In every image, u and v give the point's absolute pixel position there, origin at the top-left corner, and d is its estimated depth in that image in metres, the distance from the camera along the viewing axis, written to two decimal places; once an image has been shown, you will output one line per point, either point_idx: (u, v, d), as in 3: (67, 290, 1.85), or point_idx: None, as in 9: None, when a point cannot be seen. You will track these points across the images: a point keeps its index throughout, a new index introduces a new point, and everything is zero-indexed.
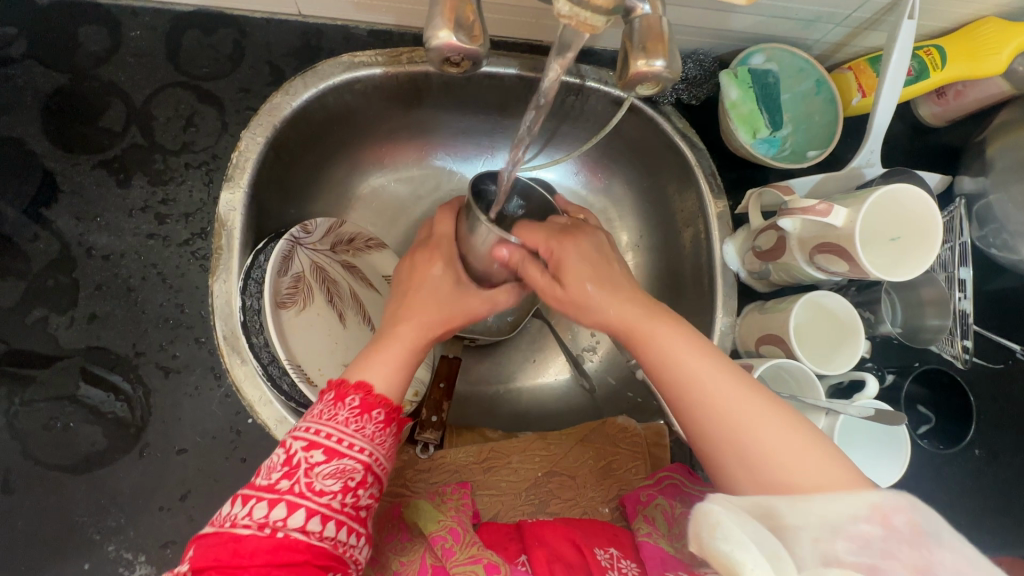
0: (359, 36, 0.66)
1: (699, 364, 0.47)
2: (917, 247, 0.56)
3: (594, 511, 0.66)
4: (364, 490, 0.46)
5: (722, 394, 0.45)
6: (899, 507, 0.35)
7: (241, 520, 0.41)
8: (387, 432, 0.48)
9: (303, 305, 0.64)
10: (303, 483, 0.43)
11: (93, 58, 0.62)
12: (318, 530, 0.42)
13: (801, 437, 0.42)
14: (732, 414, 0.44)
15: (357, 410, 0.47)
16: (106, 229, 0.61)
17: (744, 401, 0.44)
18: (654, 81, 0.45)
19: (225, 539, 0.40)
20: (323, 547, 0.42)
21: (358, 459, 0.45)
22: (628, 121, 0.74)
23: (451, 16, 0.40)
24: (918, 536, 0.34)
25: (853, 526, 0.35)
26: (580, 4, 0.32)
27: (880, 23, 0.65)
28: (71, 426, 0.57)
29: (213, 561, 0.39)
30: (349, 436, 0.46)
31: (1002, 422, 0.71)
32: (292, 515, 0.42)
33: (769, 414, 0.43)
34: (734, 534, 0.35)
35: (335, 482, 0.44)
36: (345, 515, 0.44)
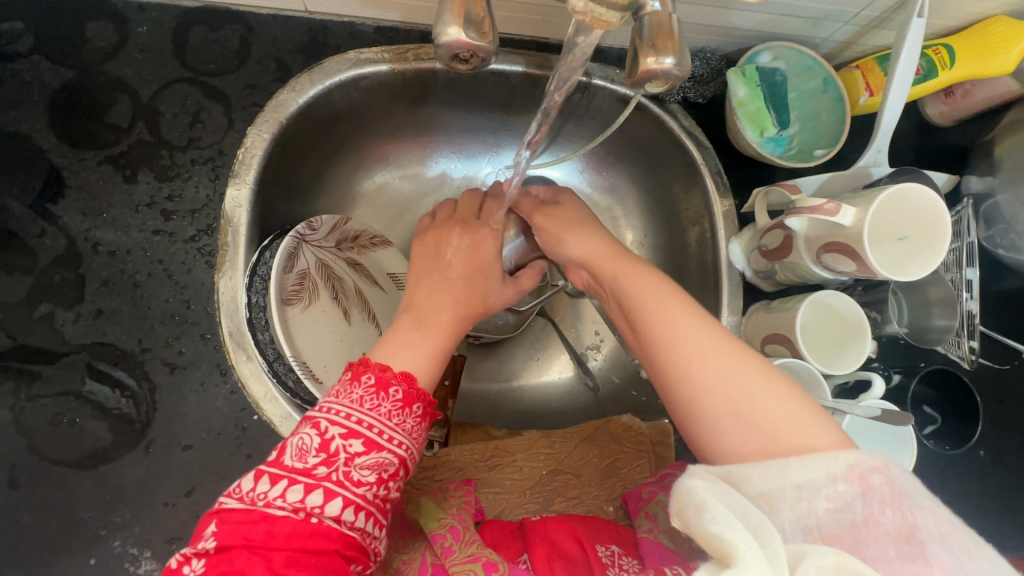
0: (365, 32, 0.66)
1: (681, 324, 0.48)
2: (926, 247, 0.56)
3: (598, 510, 0.66)
4: (395, 485, 0.45)
5: (706, 346, 0.45)
6: (876, 467, 0.35)
7: (275, 501, 0.40)
8: (423, 429, 0.47)
9: (308, 303, 0.64)
10: (341, 472, 0.42)
11: (100, 54, 0.62)
12: (349, 520, 0.41)
13: (783, 390, 0.42)
14: (715, 364, 0.44)
15: (399, 404, 0.45)
16: (112, 225, 0.61)
17: (728, 354, 0.45)
18: (664, 79, 0.45)
19: (255, 518, 0.39)
20: (352, 538, 0.41)
21: (396, 454, 0.44)
22: (635, 119, 0.74)
23: (461, 12, 0.40)
24: (898, 496, 0.34)
25: (831, 488, 0.35)
26: (594, 0, 0.32)
27: (889, 22, 0.65)
28: (77, 421, 0.58)
29: (241, 539, 0.38)
30: (389, 429, 0.44)
31: (1007, 423, 0.71)
32: (329, 502, 0.41)
33: (751, 366, 0.44)
34: (722, 514, 0.34)
35: (371, 473, 0.43)
36: (375, 507, 0.43)
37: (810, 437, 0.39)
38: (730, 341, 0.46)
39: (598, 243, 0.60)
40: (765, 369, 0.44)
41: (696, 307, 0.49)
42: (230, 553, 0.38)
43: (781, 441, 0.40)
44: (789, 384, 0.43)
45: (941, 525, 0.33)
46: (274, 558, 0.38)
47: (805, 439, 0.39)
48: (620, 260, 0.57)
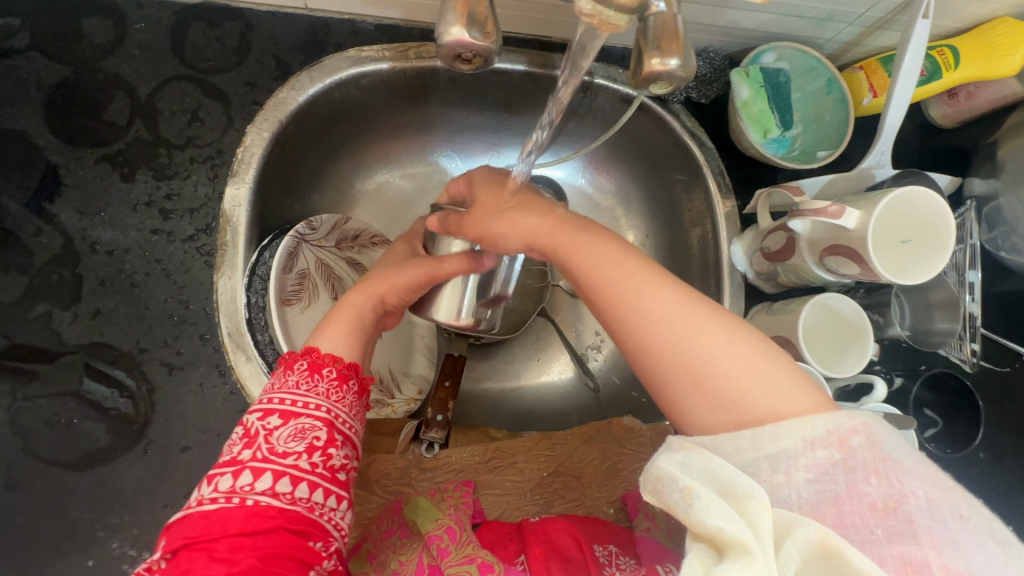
0: (366, 30, 0.65)
1: (639, 283, 0.44)
2: (928, 249, 0.56)
3: (598, 511, 0.66)
4: (334, 450, 0.45)
5: (666, 310, 0.42)
6: (856, 429, 0.35)
7: (207, 497, 0.41)
8: (343, 389, 0.48)
9: (308, 303, 0.65)
10: (264, 449, 0.43)
11: (98, 51, 0.61)
12: (288, 492, 0.42)
13: (748, 349, 0.40)
14: (677, 329, 0.41)
15: (306, 372, 0.48)
16: (109, 224, 0.60)
17: (689, 316, 0.41)
18: (668, 81, 0.44)
19: (195, 518, 0.40)
20: (298, 510, 0.42)
21: (316, 417, 0.45)
22: (636, 120, 0.73)
23: (463, 11, 0.39)
24: (881, 462, 0.34)
25: (810, 456, 0.35)
26: (604, 3, 0.31)
27: (893, 22, 0.65)
28: (75, 422, 0.57)
29: (184, 541, 0.39)
30: (302, 396, 0.46)
31: (1008, 425, 0.71)
32: (259, 479, 0.41)
33: (715, 326, 0.41)
34: (716, 505, 0.33)
35: (297, 443, 0.44)
36: (317, 476, 0.43)
37: (779, 400, 0.38)
38: (690, 301, 0.42)
39: (527, 218, 0.52)
40: (727, 327, 0.41)
41: (650, 264, 0.45)
42: (180, 554, 0.39)
43: (748, 407, 0.38)
44: (752, 339, 0.41)
45: (927, 490, 0.33)
46: (218, 545, 0.39)
47: (774, 402, 0.38)
48: (558, 221, 0.50)
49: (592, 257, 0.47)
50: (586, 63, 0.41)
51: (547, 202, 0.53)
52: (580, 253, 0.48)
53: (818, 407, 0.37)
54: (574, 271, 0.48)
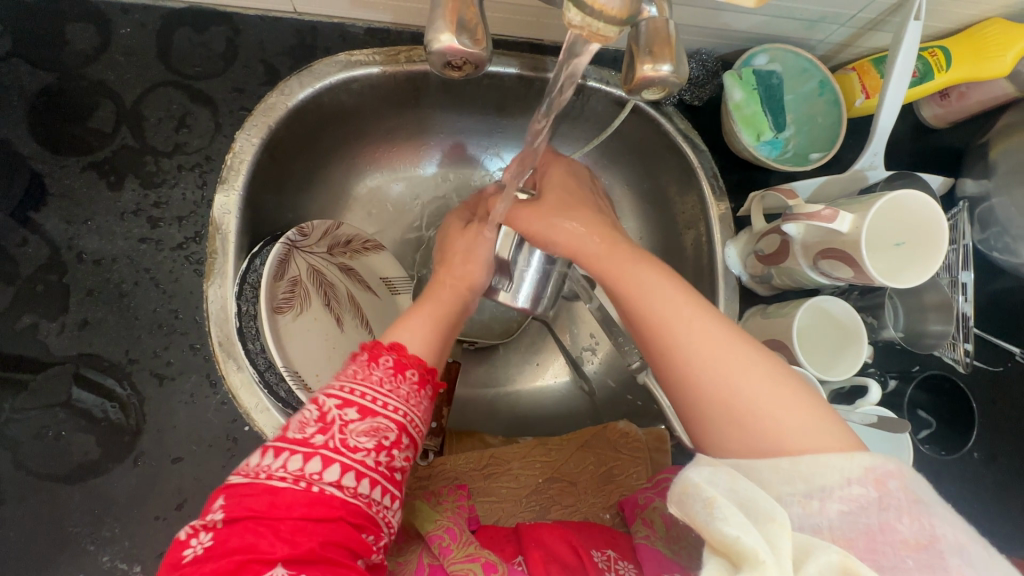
0: (355, 34, 0.65)
1: (680, 313, 0.44)
2: (924, 251, 0.56)
3: (595, 517, 0.66)
4: (399, 451, 0.44)
5: (711, 340, 0.42)
6: (892, 471, 0.34)
7: (276, 473, 0.39)
8: (422, 393, 0.46)
9: (300, 310, 0.63)
10: (338, 439, 0.41)
11: (81, 57, 0.60)
12: (352, 486, 0.40)
13: (788, 387, 0.40)
14: (717, 363, 0.41)
15: (391, 370, 0.45)
16: (96, 233, 0.59)
17: (732, 347, 0.42)
18: (661, 86, 0.44)
19: (260, 491, 0.39)
20: (357, 505, 0.40)
21: (392, 418, 0.44)
22: (631, 122, 0.73)
23: (453, 18, 0.39)
24: (913, 504, 0.33)
25: (845, 490, 0.34)
26: (593, 14, 0.31)
27: (885, 24, 0.65)
28: (64, 435, 0.57)
29: (246, 511, 0.38)
30: (382, 395, 0.44)
31: (1001, 425, 0.71)
32: (327, 469, 0.40)
33: (756, 361, 0.41)
34: (734, 516, 0.33)
35: (369, 440, 0.42)
36: (379, 474, 0.42)
37: (815, 438, 0.37)
38: (734, 334, 0.43)
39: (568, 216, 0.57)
40: (768, 365, 0.41)
41: (693, 294, 0.46)
42: (239, 525, 0.38)
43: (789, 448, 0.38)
44: (792, 379, 0.41)
45: (959, 536, 0.32)
46: (281, 526, 0.37)
47: (813, 440, 0.37)
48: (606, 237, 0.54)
49: (636, 285, 0.48)
50: (573, 65, 0.43)
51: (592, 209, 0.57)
52: (622, 274, 0.50)
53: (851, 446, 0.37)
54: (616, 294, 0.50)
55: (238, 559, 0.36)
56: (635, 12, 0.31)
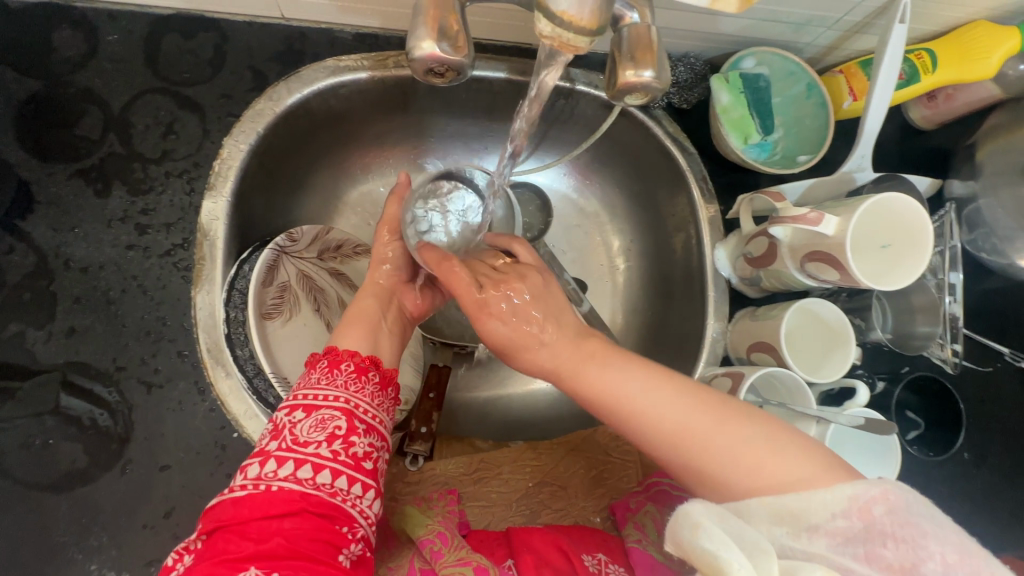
0: (343, 39, 0.65)
1: (637, 393, 0.46)
2: (907, 255, 0.56)
3: (586, 521, 0.66)
4: (356, 438, 0.47)
5: (684, 415, 0.43)
6: (877, 497, 0.33)
7: (239, 484, 0.43)
8: (363, 379, 0.51)
9: (289, 316, 0.64)
10: (288, 440, 0.45)
11: (68, 64, 0.60)
12: (310, 477, 0.43)
13: (758, 435, 0.41)
14: (685, 438, 0.43)
15: (326, 368, 0.50)
16: (83, 240, 0.59)
17: (692, 416, 0.43)
18: (643, 92, 0.44)
19: (227, 503, 0.42)
20: (320, 495, 0.43)
21: (336, 408, 0.47)
22: (619, 125, 0.73)
23: (434, 26, 0.39)
24: (900, 527, 0.32)
25: (831, 524, 0.34)
26: (563, 25, 0.32)
27: (871, 26, 0.65)
28: (51, 443, 0.56)
29: (218, 523, 0.41)
30: (321, 389, 0.48)
31: (990, 425, 0.72)
32: (282, 467, 0.43)
33: (734, 423, 0.42)
34: (715, 532, 0.34)
35: (317, 433, 0.45)
36: (339, 464, 0.45)
37: (794, 473, 0.38)
38: (707, 400, 0.44)
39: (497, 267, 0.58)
40: (729, 419, 0.42)
41: (645, 366, 0.48)
42: (215, 536, 0.41)
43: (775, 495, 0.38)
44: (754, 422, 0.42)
45: (945, 551, 0.31)
46: (248, 528, 0.40)
47: (792, 477, 0.38)
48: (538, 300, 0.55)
49: (605, 368, 0.48)
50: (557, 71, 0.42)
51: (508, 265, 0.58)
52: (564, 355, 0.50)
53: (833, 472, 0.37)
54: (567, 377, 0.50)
55: (212, 563, 0.39)
56: (605, 21, 0.32)
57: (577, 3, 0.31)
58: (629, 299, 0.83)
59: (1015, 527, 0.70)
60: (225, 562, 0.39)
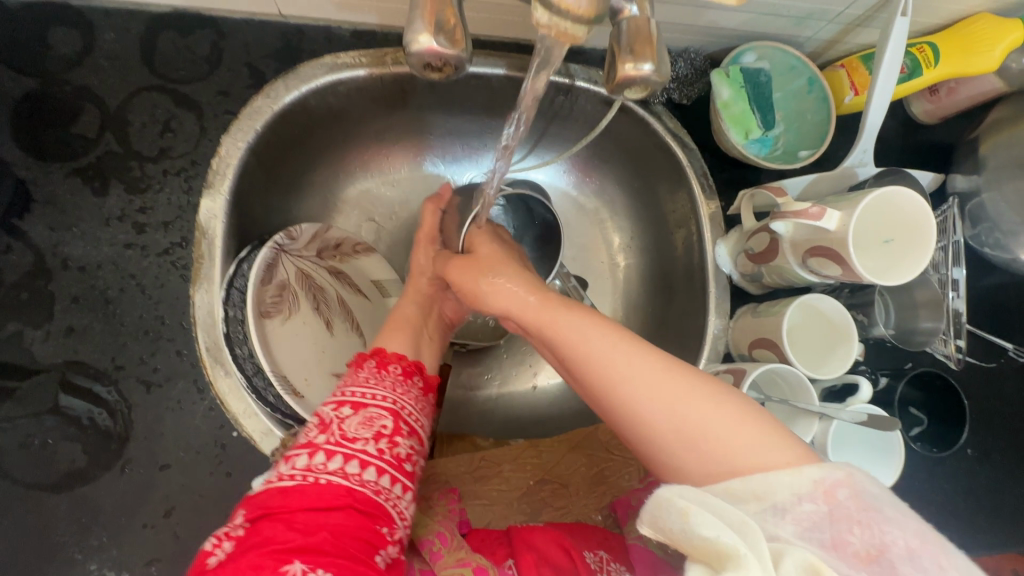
0: (341, 36, 0.64)
1: (611, 351, 0.45)
2: (909, 250, 0.55)
3: (587, 519, 0.65)
4: (399, 439, 0.48)
5: (646, 380, 0.42)
6: (841, 480, 0.34)
7: (287, 474, 0.43)
8: (407, 383, 0.53)
9: (288, 314, 0.63)
10: (338, 433, 0.45)
11: (65, 62, 0.60)
12: (358, 473, 0.44)
13: (728, 406, 0.40)
14: (656, 396, 0.41)
15: (375, 368, 0.52)
16: (81, 239, 0.59)
17: (665, 378, 0.42)
18: (643, 86, 0.43)
19: (274, 492, 0.41)
20: (365, 493, 0.43)
21: (384, 408, 0.49)
22: (619, 121, 0.73)
23: (431, 19, 0.39)
24: (864, 511, 0.32)
25: (797, 508, 0.33)
26: (560, 14, 0.31)
27: (872, 20, 0.64)
28: (50, 443, 0.56)
29: (263, 510, 0.40)
30: (371, 388, 0.50)
31: (993, 421, 0.72)
32: (331, 459, 0.43)
33: (695, 391, 0.41)
34: (708, 516, 0.32)
35: (366, 430, 0.46)
36: (384, 462, 0.46)
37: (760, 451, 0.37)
38: (672, 365, 0.43)
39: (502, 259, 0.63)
40: (702, 387, 0.41)
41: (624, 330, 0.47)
42: (259, 524, 0.40)
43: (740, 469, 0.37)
44: (726, 393, 0.41)
45: (908, 537, 0.32)
46: (294, 518, 0.40)
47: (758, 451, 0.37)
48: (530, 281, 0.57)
49: (572, 335, 0.48)
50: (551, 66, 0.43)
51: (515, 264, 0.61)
52: (559, 327, 0.50)
53: (802, 459, 0.36)
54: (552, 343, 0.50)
55: (258, 551, 0.38)
56: (603, 11, 0.32)
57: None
58: (630, 296, 0.83)
59: (1017, 522, 0.70)
60: (270, 551, 0.38)
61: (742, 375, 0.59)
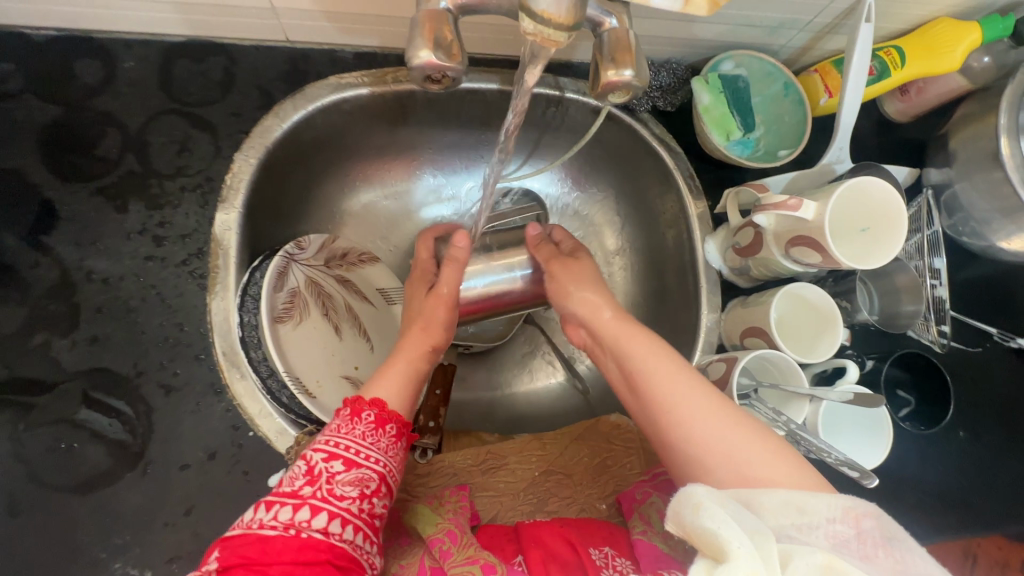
0: (344, 58, 0.69)
1: (674, 377, 0.54)
2: (886, 236, 0.58)
3: (591, 508, 0.68)
4: (378, 500, 0.49)
5: (709, 408, 0.50)
6: (868, 513, 0.39)
7: (268, 522, 0.44)
8: (398, 446, 0.53)
9: (299, 319, 0.66)
10: (325, 489, 0.47)
11: (88, 90, 0.64)
12: (338, 532, 0.45)
13: (773, 447, 0.47)
14: (715, 420, 0.49)
15: (372, 425, 0.51)
16: (104, 253, 0.63)
17: (724, 411, 0.50)
18: (625, 90, 0.47)
19: (252, 540, 0.43)
20: (344, 549, 0.45)
21: (375, 469, 0.50)
22: (608, 129, 0.77)
23: (430, 37, 0.42)
24: (887, 539, 0.38)
25: (830, 526, 0.39)
26: (543, 22, 0.35)
27: (840, 27, 0.69)
28: (74, 447, 0.58)
29: (238, 558, 0.42)
30: (366, 448, 0.50)
31: (981, 403, 0.75)
32: (315, 517, 0.45)
33: (747, 423, 0.49)
34: (716, 512, 0.38)
35: (353, 488, 0.48)
36: (361, 521, 0.47)
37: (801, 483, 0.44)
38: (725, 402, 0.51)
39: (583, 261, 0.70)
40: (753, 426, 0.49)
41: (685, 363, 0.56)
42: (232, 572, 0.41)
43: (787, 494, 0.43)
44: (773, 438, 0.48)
45: (929, 567, 0.37)
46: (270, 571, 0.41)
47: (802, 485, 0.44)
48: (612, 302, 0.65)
49: (643, 350, 0.58)
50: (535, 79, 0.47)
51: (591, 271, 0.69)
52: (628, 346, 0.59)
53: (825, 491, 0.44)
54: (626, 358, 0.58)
55: None
56: (582, 18, 0.36)
57: (555, 2, 0.34)
58: (625, 295, 0.85)
59: (1013, 501, 0.72)
60: None
61: (734, 361, 0.63)
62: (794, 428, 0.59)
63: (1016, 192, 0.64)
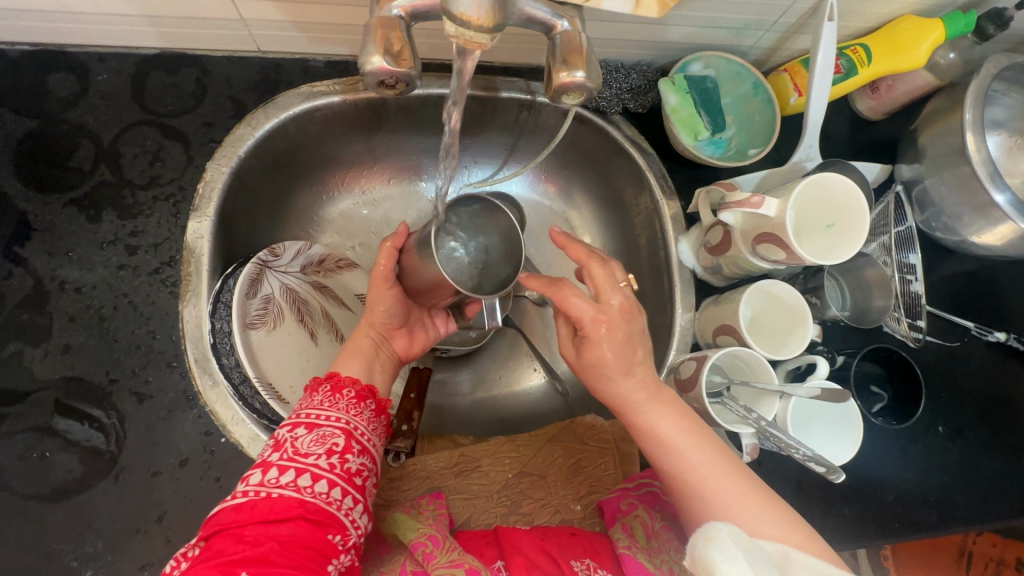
0: (316, 67, 0.70)
1: (702, 458, 0.52)
2: (845, 237, 0.59)
3: (566, 510, 0.68)
4: (350, 456, 0.50)
5: (731, 497, 0.49)
6: None
7: (239, 490, 0.45)
8: (361, 406, 0.54)
9: (272, 326, 0.66)
10: (290, 450, 0.47)
11: (63, 103, 0.65)
12: (308, 487, 0.46)
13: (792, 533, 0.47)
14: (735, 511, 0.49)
15: (329, 392, 0.53)
16: (77, 263, 0.63)
17: (745, 499, 0.49)
18: (579, 92, 0.47)
19: (227, 510, 0.44)
20: (316, 503, 0.45)
21: (336, 427, 0.50)
22: (580, 131, 0.77)
23: (381, 44, 0.43)
24: None
25: None
26: (463, 25, 0.36)
27: (805, 26, 0.70)
28: (47, 455, 0.58)
29: (218, 528, 0.43)
30: (325, 410, 0.51)
31: (960, 398, 0.75)
32: (283, 474, 0.45)
33: (770, 507, 0.49)
34: (730, 552, 0.41)
35: (318, 446, 0.48)
36: (334, 475, 0.47)
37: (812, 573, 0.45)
38: (749, 486, 0.50)
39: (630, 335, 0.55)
40: (774, 512, 0.48)
41: (704, 429, 0.54)
42: (213, 540, 0.42)
43: None
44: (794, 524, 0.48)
45: None
46: (245, 531, 0.42)
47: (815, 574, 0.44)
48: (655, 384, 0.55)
49: (663, 426, 0.53)
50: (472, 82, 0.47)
51: (641, 338, 0.55)
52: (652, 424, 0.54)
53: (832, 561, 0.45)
54: (649, 440, 0.54)
55: (207, 566, 0.40)
56: (502, 21, 0.36)
57: (473, 5, 0.35)
58: None
59: (996, 496, 0.72)
60: (218, 564, 0.40)
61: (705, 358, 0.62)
62: (764, 425, 0.58)
63: (984, 185, 0.64)
